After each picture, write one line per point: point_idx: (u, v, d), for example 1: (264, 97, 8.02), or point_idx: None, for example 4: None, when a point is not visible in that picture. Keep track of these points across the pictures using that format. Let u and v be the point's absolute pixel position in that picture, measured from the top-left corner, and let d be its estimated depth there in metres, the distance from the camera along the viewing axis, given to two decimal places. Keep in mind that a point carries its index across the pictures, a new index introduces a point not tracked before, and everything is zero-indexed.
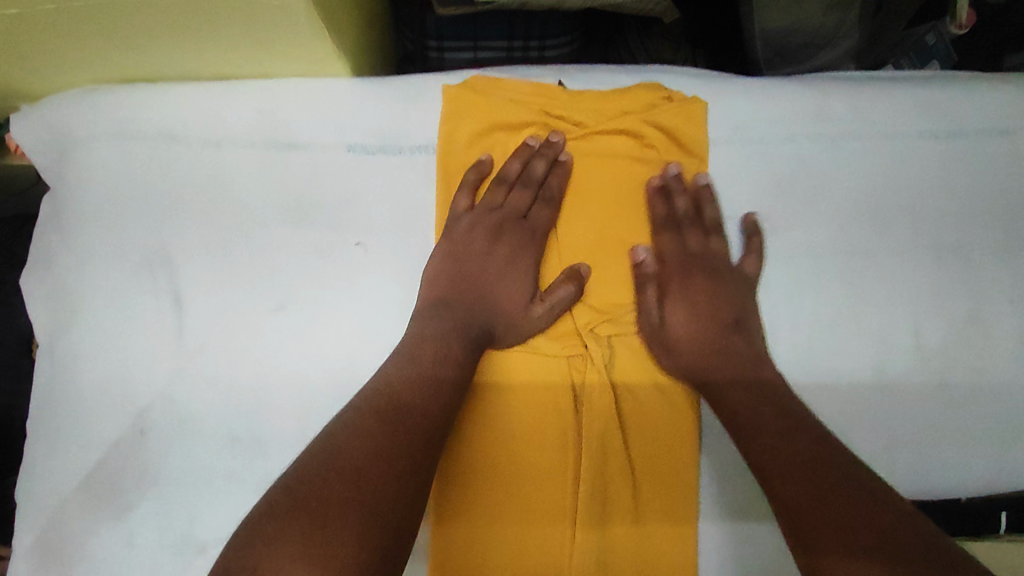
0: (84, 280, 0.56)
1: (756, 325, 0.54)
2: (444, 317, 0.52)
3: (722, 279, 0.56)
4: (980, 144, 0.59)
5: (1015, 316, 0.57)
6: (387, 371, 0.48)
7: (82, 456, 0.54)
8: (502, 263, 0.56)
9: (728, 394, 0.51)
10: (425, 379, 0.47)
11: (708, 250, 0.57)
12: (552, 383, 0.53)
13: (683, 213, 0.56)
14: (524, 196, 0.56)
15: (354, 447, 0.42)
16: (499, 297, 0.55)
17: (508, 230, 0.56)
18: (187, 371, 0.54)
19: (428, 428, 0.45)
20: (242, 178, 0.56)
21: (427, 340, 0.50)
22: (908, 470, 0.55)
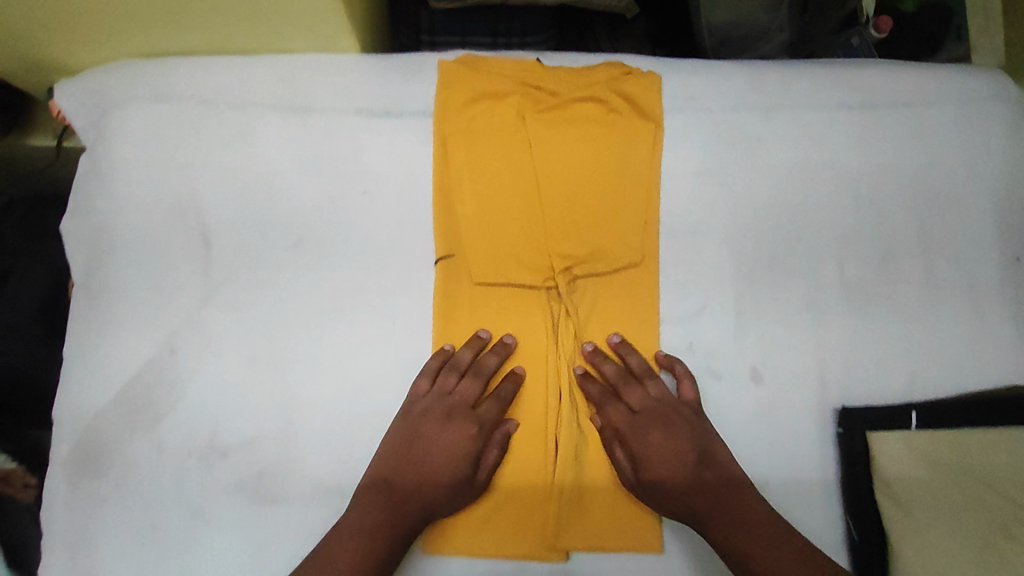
0: (121, 222, 0.64)
1: (719, 454, 0.60)
2: (383, 508, 0.57)
3: (674, 425, 0.60)
4: (891, 113, 0.70)
5: (919, 256, 0.69)
6: (346, 526, 0.56)
7: (117, 373, 0.61)
8: (446, 449, 0.59)
9: (724, 534, 0.56)
10: (373, 542, 0.56)
11: (652, 402, 0.61)
12: (529, 312, 0.64)
13: (614, 380, 0.62)
14: (509, 155, 0.65)
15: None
16: (438, 484, 0.59)
17: (454, 418, 0.60)
18: (213, 299, 0.62)
19: (364, 556, 0.55)
20: (262, 134, 0.64)
21: (376, 526, 0.56)
22: (835, 383, 0.66)
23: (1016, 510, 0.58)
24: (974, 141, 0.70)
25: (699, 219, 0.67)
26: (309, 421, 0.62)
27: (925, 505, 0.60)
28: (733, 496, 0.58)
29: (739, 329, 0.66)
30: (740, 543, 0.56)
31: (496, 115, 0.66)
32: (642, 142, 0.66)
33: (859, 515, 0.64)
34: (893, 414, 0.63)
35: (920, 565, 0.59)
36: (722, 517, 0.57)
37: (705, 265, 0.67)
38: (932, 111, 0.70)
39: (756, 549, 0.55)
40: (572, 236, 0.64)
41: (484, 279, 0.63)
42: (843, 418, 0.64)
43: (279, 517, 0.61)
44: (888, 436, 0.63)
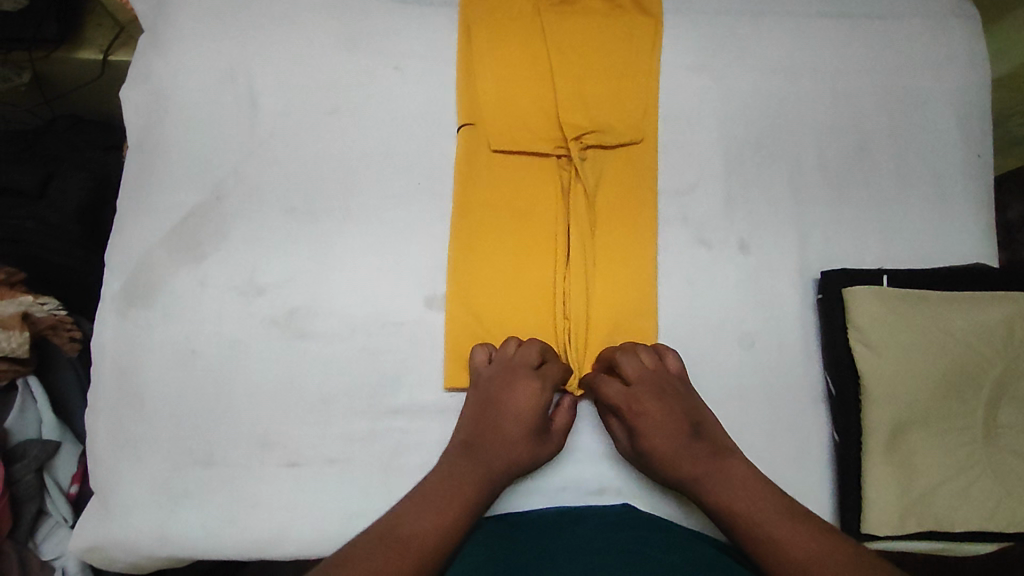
0: (174, 86, 0.70)
1: (710, 430, 0.62)
2: (473, 461, 0.59)
3: (668, 398, 0.63)
4: (865, 22, 0.78)
5: (892, 146, 0.76)
6: (427, 484, 0.58)
7: (167, 216, 0.67)
8: (518, 406, 0.62)
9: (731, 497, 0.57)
10: (467, 484, 0.58)
11: (647, 373, 0.64)
12: (543, 176, 0.71)
13: (612, 357, 0.66)
14: (525, 38, 0.73)
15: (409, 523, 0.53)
16: (516, 442, 0.61)
17: (520, 377, 0.63)
18: (257, 153, 0.69)
19: (462, 503, 0.56)
20: (306, 14, 0.72)
21: (469, 477, 0.58)
22: (816, 254, 0.73)
23: (968, 354, 0.66)
24: (939, 50, 0.78)
25: (693, 106, 0.74)
26: (339, 266, 0.68)
27: (892, 350, 0.66)
28: (719, 462, 0.60)
29: (730, 203, 0.73)
30: (727, 498, 0.57)
31: (514, 5, 0.74)
32: (644, 32, 0.74)
33: (834, 367, 0.69)
34: (867, 276, 0.70)
35: (890, 399, 0.66)
36: (726, 484, 0.58)
37: (700, 145, 0.74)
38: (902, 21, 0.79)
39: (747, 503, 0.56)
40: (582, 107, 0.71)
41: (501, 144, 0.70)
42: (821, 280, 0.70)
43: (306, 350, 0.66)
44: (863, 290, 0.68)
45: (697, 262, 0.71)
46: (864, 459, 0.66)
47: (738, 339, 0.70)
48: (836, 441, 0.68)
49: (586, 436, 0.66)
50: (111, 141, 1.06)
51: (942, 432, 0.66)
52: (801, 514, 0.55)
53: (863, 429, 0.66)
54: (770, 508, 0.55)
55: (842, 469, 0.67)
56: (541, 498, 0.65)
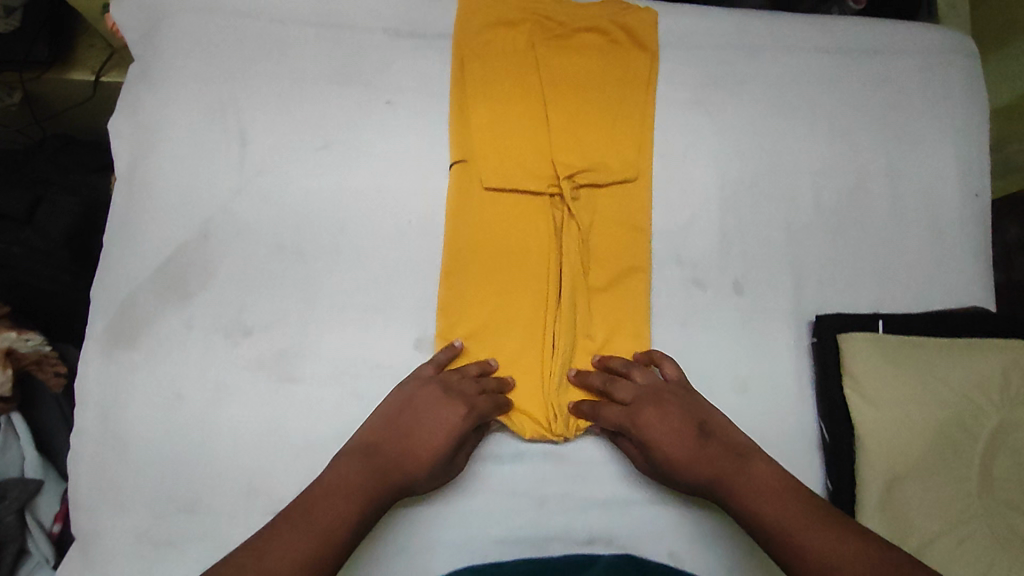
0: (162, 119, 0.69)
1: (718, 431, 0.59)
2: (364, 468, 0.55)
3: (670, 400, 0.61)
4: (863, 58, 0.77)
5: (890, 186, 0.75)
6: (313, 492, 0.52)
7: (153, 255, 0.66)
8: (437, 422, 0.58)
9: (743, 478, 0.54)
10: (337, 501, 0.52)
11: (651, 383, 0.62)
12: (538, 218, 0.70)
13: (619, 368, 0.65)
14: (520, 75, 0.71)
15: (268, 556, 0.47)
16: (431, 453, 0.57)
17: (446, 399, 0.60)
18: (245, 189, 0.68)
19: (347, 523, 0.51)
20: (297, 46, 0.70)
21: (341, 487, 0.53)
22: (811, 295, 0.72)
23: (961, 402, 0.65)
24: (937, 89, 0.77)
25: (689, 144, 0.73)
26: (327, 306, 0.67)
27: (886, 400, 0.66)
28: (740, 456, 0.56)
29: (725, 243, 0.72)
30: (766, 485, 0.53)
31: (509, 40, 0.72)
32: (639, 67, 0.73)
33: (829, 413, 0.68)
34: (862, 321, 0.69)
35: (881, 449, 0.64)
36: (740, 473, 0.55)
37: (694, 184, 0.73)
38: (900, 58, 0.78)
39: (788, 507, 0.51)
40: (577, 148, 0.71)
41: (494, 182, 0.69)
42: (815, 323, 0.70)
43: (293, 393, 0.65)
44: (856, 335, 0.68)
45: (692, 302, 0.70)
46: (859, 508, 0.65)
47: (733, 382, 0.69)
48: (829, 489, 0.67)
49: (578, 483, 0.65)
50: (98, 161, 1.06)
51: (938, 482, 0.64)
52: (814, 510, 0.50)
53: (857, 476, 0.65)
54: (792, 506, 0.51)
55: None
56: (532, 546, 0.64)
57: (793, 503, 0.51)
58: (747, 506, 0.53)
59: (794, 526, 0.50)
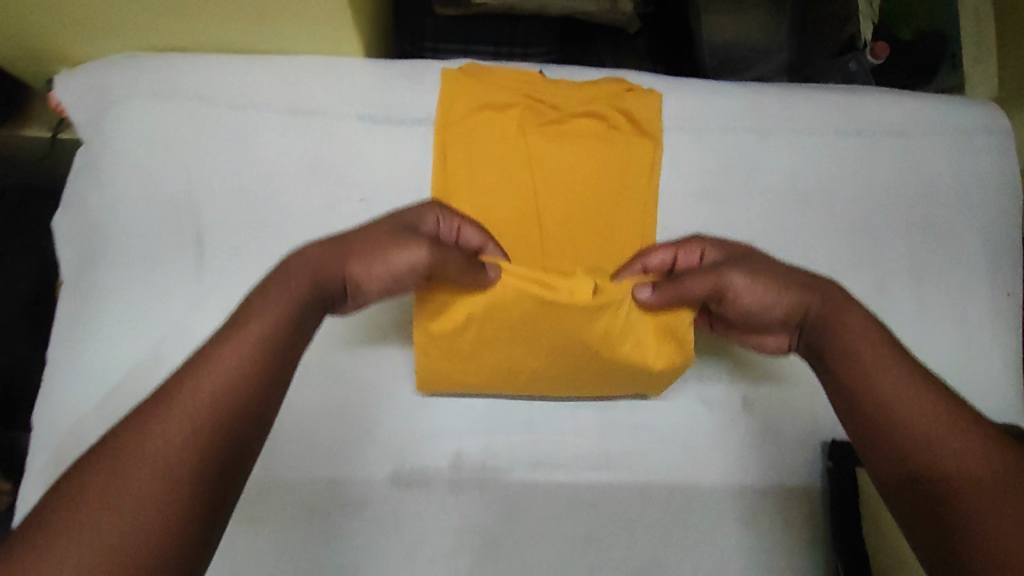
0: (112, 220, 0.62)
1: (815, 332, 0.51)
2: (287, 295, 0.42)
3: (751, 258, 0.52)
4: (887, 142, 0.70)
5: (913, 284, 0.69)
6: (216, 352, 0.37)
7: (100, 377, 0.60)
8: (389, 265, 0.47)
9: (873, 376, 0.45)
10: (233, 366, 0.36)
11: (728, 250, 0.54)
12: (527, 320, 0.62)
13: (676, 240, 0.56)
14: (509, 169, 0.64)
15: (208, 368, 0.36)
16: (379, 277, 0.47)
17: (402, 235, 0.48)
18: (204, 301, 0.61)
19: (241, 388, 0.36)
20: (262, 137, 0.63)
21: (247, 342, 0.38)
22: (833, 411, 0.64)
23: None
24: (965, 176, 0.71)
25: (694, 240, 0.66)
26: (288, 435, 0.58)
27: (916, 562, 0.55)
28: (859, 362, 0.47)
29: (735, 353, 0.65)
30: (893, 398, 0.44)
31: (497, 126, 0.65)
32: (640, 159, 0.66)
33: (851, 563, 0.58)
34: None
35: None
36: (882, 367, 0.46)
37: None
38: (926, 141, 0.71)
39: (913, 416, 0.43)
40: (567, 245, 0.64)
41: None
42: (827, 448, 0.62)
43: None
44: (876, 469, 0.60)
45: (702, 421, 0.62)
46: None
47: (744, 515, 0.61)
48: None
49: None
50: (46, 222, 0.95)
51: None
52: (894, 356, 0.46)
53: None
54: (928, 416, 0.43)
55: None
56: None
57: (936, 409, 0.43)
58: (888, 417, 0.44)
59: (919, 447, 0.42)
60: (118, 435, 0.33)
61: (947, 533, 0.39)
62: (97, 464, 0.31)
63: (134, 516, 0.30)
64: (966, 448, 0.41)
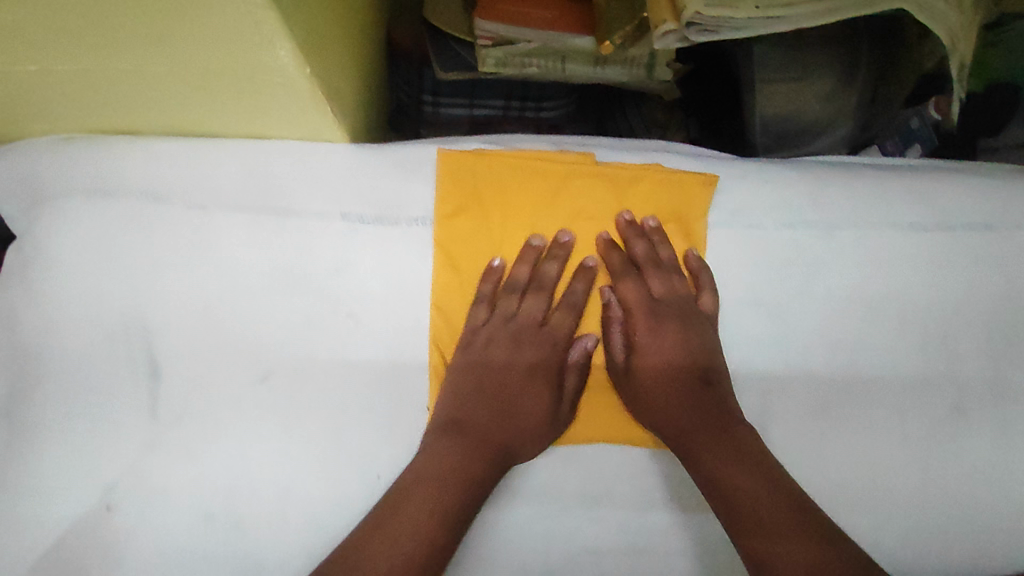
0: (50, 342, 0.52)
1: (725, 381, 0.55)
2: (473, 438, 0.52)
3: (692, 324, 0.57)
4: (967, 239, 0.60)
5: (995, 408, 0.59)
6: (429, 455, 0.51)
7: (38, 534, 0.50)
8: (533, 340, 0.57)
9: (704, 452, 0.51)
10: (458, 454, 0.51)
11: (674, 295, 0.58)
12: (567, 420, 0.57)
13: (642, 260, 0.58)
14: (539, 301, 0.58)
15: (449, 447, 0.51)
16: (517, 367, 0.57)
17: (525, 339, 0.58)
18: (163, 441, 0.52)
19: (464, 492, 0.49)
20: (231, 246, 0.53)
21: (458, 444, 0.51)
22: (891, 555, 0.57)
23: None
24: None
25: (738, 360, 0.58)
26: None
27: None
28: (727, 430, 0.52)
29: None
30: (694, 441, 0.52)
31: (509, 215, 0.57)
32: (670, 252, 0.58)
33: None
34: None
35: None
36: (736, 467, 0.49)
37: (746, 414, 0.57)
38: (1015, 236, 0.60)
39: (724, 464, 0.50)
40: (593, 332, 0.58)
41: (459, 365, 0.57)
42: None
43: None
44: None
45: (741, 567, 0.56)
46: None
47: None
48: None
49: None
50: None
51: None
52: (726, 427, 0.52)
53: None
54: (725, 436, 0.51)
55: None
56: None
57: (746, 461, 0.49)
58: (694, 449, 0.51)
59: (715, 478, 0.49)
60: (393, 496, 0.48)
61: (738, 517, 0.47)
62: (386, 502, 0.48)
63: (409, 556, 0.45)
64: (752, 487, 0.48)
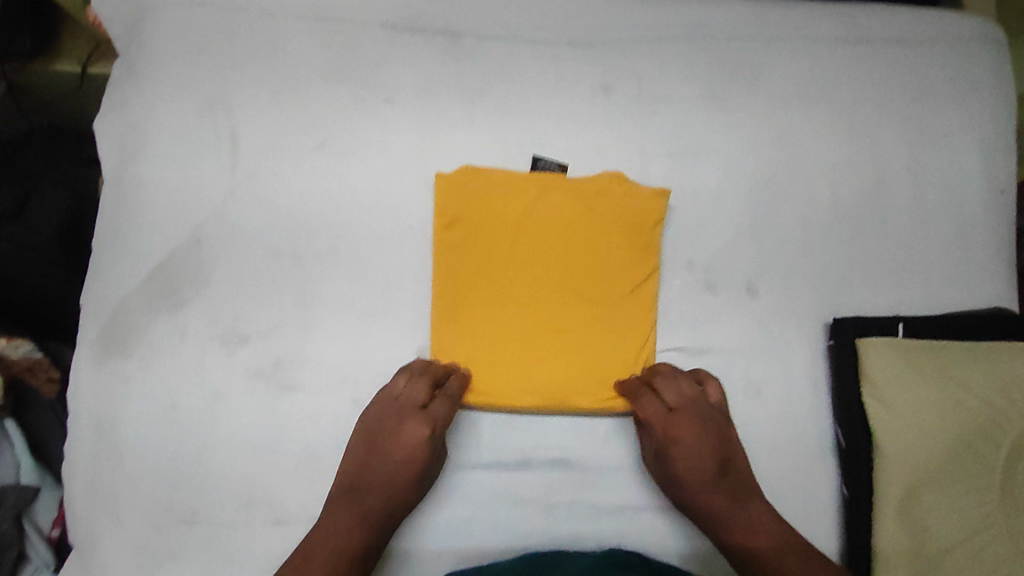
0: (151, 118, 0.66)
1: (736, 463, 0.62)
2: (348, 533, 0.57)
3: (707, 421, 0.63)
4: (885, 49, 0.74)
5: (914, 183, 0.72)
6: (332, 517, 0.58)
7: (144, 261, 0.64)
8: (405, 444, 0.60)
9: (740, 531, 0.59)
10: (348, 514, 0.58)
11: (696, 403, 0.63)
12: (552, 378, 0.65)
13: (670, 397, 0.63)
14: (423, 389, 0.61)
15: (342, 517, 0.58)
16: (399, 475, 0.60)
17: (407, 420, 0.61)
18: (239, 192, 0.65)
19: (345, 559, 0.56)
20: (294, 44, 0.68)
21: (336, 530, 0.57)
22: (828, 297, 0.70)
23: (983, 410, 0.63)
24: (962, 82, 0.74)
25: (702, 140, 0.70)
26: (327, 311, 0.64)
27: (906, 405, 0.64)
28: (744, 504, 0.60)
29: (743, 244, 0.69)
30: (724, 512, 0.60)
31: (499, 211, 0.66)
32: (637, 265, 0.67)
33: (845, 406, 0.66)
34: (881, 325, 0.67)
35: (896, 443, 0.63)
36: (758, 543, 0.58)
37: (708, 182, 0.70)
38: (924, 48, 0.74)
39: (751, 534, 0.59)
40: (593, 98, 0.70)
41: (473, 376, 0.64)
42: (833, 328, 0.68)
43: (291, 403, 0.63)
44: (881, 342, 0.66)
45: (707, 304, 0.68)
46: (876, 523, 0.63)
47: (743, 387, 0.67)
48: (845, 497, 0.66)
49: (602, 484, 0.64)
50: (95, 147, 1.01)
51: (957, 492, 0.62)
52: (764, 512, 0.60)
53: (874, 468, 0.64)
54: (762, 517, 0.60)
55: (853, 500, 0.65)
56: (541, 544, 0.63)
57: (781, 536, 0.59)
58: (730, 524, 0.60)
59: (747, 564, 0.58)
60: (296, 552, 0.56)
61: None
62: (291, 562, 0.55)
63: None
64: (767, 528, 0.59)
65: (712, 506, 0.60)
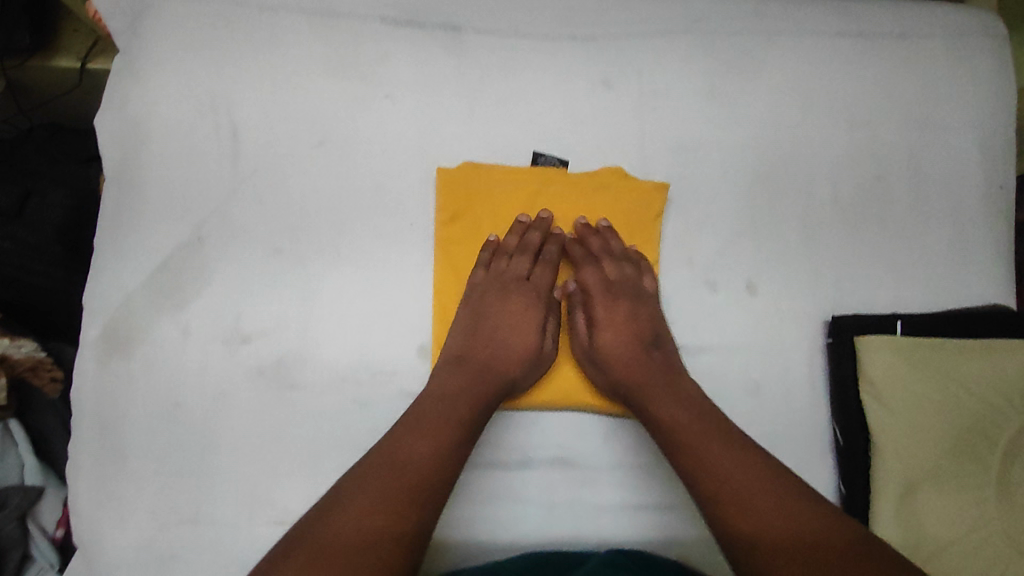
0: (150, 115, 0.66)
1: (671, 346, 0.65)
2: (383, 486, 0.50)
3: (643, 304, 0.66)
4: (887, 43, 0.73)
5: (914, 179, 0.72)
6: (370, 464, 0.52)
7: (146, 260, 0.64)
8: (513, 322, 0.66)
9: (713, 454, 0.54)
10: (384, 471, 0.51)
11: (637, 284, 0.67)
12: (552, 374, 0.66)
13: (612, 274, 0.67)
14: (525, 262, 0.68)
15: (373, 475, 0.51)
16: (510, 351, 0.64)
17: (512, 290, 0.67)
18: (240, 190, 0.65)
19: (390, 514, 0.49)
20: (294, 40, 0.67)
21: (366, 485, 0.50)
22: (828, 293, 0.70)
23: (981, 407, 0.64)
24: (964, 76, 0.74)
25: (703, 137, 0.70)
26: (329, 308, 0.65)
27: (903, 403, 0.64)
28: (675, 387, 0.61)
29: (744, 240, 0.69)
30: (679, 422, 0.57)
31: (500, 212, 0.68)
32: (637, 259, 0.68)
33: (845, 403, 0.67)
34: (880, 322, 0.68)
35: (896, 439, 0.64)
36: (723, 458, 0.53)
37: (708, 178, 0.70)
38: (925, 43, 0.74)
39: (734, 463, 0.53)
40: (594, 94, 0.70)
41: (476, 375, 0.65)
42: (833, 325, 0.68)
43: (293, 401, 0.63)
44: (880, 339, 0.66)
45: (707, 301, 0.68)
46: (874, 512, 0.64)
47: (744, 384, 0.67)
48: (842, 493, 0.66)
49: (603, 481, 0.64)
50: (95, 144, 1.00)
51: (953, 488, 0.63)
52: (750, 449, 0.54)
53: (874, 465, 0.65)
54: (739, 457, 0.53)
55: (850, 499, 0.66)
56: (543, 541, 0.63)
57: (760, 468, 0.52)
58: (699, 447, 0.54)
59: (720, 490, 0.51)
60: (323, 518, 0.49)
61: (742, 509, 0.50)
62: (318, 528, 0.48)
63: None
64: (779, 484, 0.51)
65: (687, 451, 0.55)
